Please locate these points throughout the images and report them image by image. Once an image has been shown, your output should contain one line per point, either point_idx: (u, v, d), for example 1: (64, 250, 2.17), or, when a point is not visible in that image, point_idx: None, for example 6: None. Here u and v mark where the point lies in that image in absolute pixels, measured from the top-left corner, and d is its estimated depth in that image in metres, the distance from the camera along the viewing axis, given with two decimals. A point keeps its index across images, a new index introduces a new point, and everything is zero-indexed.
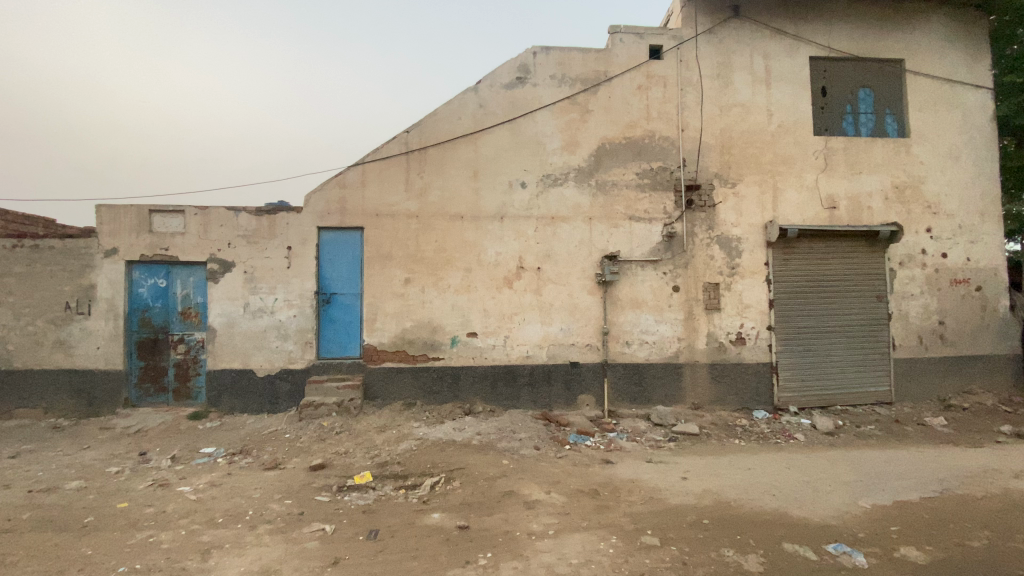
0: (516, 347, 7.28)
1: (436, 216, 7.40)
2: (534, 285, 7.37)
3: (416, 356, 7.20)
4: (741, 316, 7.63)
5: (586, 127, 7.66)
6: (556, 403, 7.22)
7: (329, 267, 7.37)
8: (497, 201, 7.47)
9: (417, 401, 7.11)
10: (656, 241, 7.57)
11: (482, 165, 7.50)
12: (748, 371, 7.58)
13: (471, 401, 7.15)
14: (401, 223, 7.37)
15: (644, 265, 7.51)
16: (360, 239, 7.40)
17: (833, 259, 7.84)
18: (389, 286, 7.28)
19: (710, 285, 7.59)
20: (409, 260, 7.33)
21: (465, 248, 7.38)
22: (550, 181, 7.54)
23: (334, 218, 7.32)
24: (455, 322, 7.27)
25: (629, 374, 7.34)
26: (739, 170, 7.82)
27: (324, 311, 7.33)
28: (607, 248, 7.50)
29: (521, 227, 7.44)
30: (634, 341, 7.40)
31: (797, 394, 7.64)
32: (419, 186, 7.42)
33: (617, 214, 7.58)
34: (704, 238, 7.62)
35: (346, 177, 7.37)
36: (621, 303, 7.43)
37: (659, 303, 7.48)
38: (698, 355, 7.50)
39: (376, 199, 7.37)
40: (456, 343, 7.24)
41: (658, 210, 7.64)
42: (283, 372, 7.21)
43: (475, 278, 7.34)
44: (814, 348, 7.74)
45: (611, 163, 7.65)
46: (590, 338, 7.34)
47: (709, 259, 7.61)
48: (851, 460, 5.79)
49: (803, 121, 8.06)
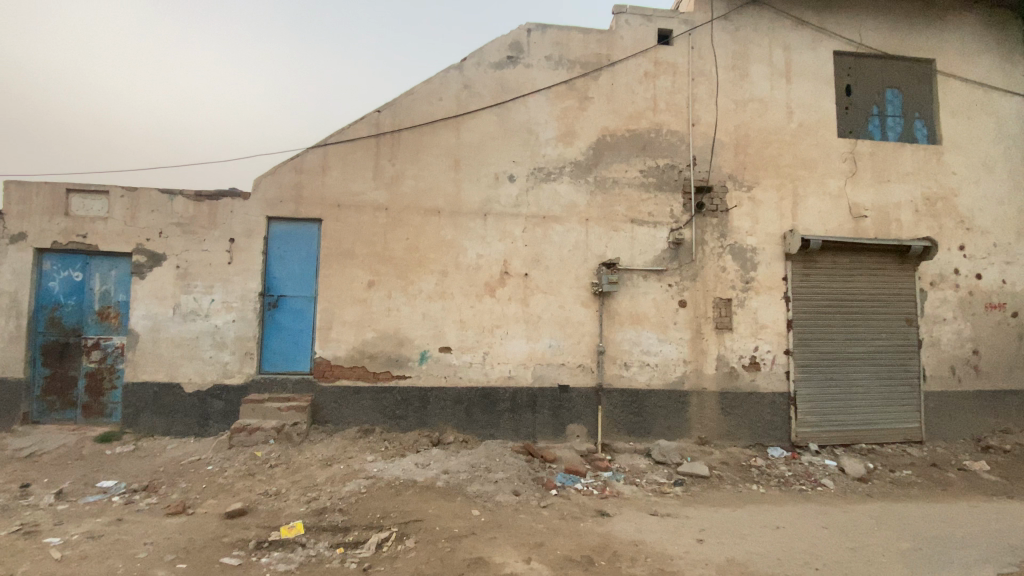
0: (496, 366, 6.18)
1: (408, 210, 6.34)
2: (521, 293, 6.32)
3: (378, 374, 6.08)
4: (756, 338, 6.63)
5: (585, 115, 6.69)
6: (541, 434, 6.11)
7: (278, 265, 6.25)
8: (480, 196, 6.44)
9: (376, 428, 5.97)
10: (662, 248, 6.55)
11: (464, 153, 6.48)
12: (763, 402, 6.57)
13: (441, 430, 6.02)
14: (366, 217, 6.29)
15: (647, 275, 6.48)
16: (316, 233, 6.31)
17: (860, 276, 6.94)
18: (349, 289, 6.17)
19: (721, 301, 6.58)
20: (374, 260, 6.24)
21: (441, 249, 6.31)
22: (543, 175, 6.54)
23: (288, 207, 6.24)
24: (425, 334, 6.17)
25: (628, 402, 6.27)
26: (756, 172, 6.90)
27: (270, 316, 6.19)
28: (605, 254, 6.47)
29: (507, 226, 6.41)
30: (634, 363, 6.34)
31: (818, 430, 6.64)
32: (390, 175, 6.37)
33: (618, 216, 6.56)
34: (715, 247, 6.64)
35: (304, 160, 6.31)
36: (620, 319, 6.38)
37: (664, 320, 6.45)
38: (708, 381, 6.47)
39: (338, 187, 6.31)
40: (426, 359, 6.13)
41: (664, 213, 6.64)
42: (216, 388, 6.03)
43: (451, 284, 6.27)
44: (838, 377, 6.78)
45: (612, 158, 6.67)
46: (583, 358, 6.28)
47: (722, 271, 6.62)
48: (898, 518, 4.75)
49: (825, 121, 7.22)
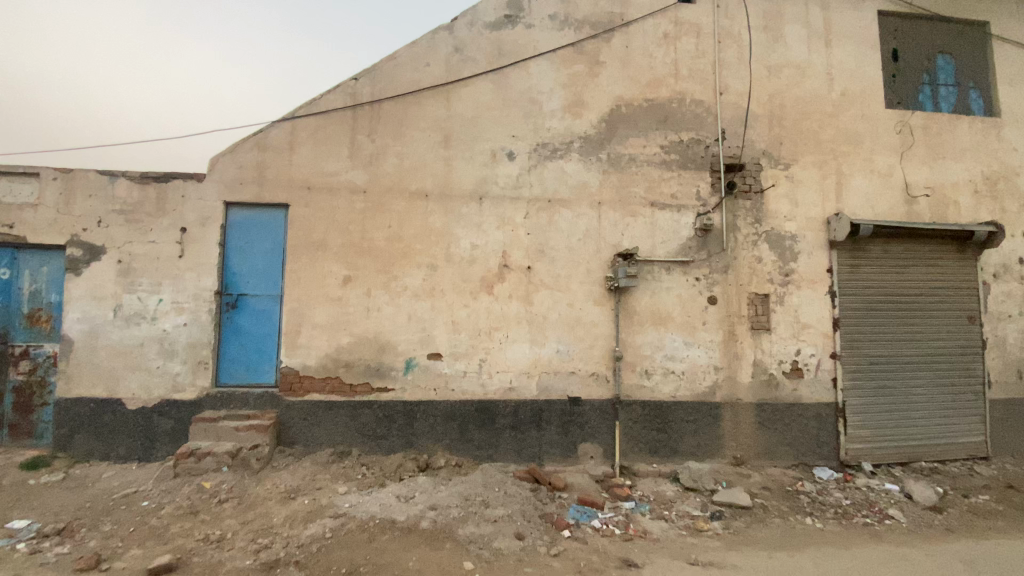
0: (495, 376, 5.23)
1: (389, 193, 5.40)
2: (522, 290, 5.37)
3: (355, 386, 5.14)
4: (798, 340, 5.69)
5: (596, 83, 5.76)
6: (549, 455, 5.16)
7: (238, 258, 5.32)
8: (475, 176, 5.49)
9: (353, 451, 5.04)
10: (688, 236, 5.60)
11: (456, 127, 5.54)
12: (807, 415, 5.63)
13: (430, 452, 5.08)
14: (341, 201, 5.36)
15: (671, 267, 5.53)
16: (283, 220, 5.37)
17: (914, 267, 6.00)
18: (320, 286, 5.23)
19: (757, 296, 5.65)
20: (349, 252, 5.29)
21: (429, 238, 5.37)
22: (547, 152, 5.59)
23: (249, 191, 5.33)
24: (411, 339, 5.23)
25: (650, 417, 5.33)
26: (793, 147, 5.98)
27: (227, 319, 5.25)
28: (621, 244, 5.52)
29: (506, 211, 5.47)
30: (657, 371, 5.39)
31: (870, 446, 5.72)
32: (369, 152, 5.44)
33: (636, 198, 5.61)
34: (749, 234, 5.70)
35: (268, 136, 5.40)
36: (640, 319, 5.43)
37: (691, 320, 5.50)
38: (743, 391, 5.53)
39: (308, 166, 5.39)
40: (412, 369, 5.19)
41: (690, 194, 5.69)
42: (164, 404, 5.10)
43: (441, 279, 5.33)
44: (892, 385, 5.84)
45: (628, 131, 5.72)
46: (598, 365, 5.33)
47: (757, 262, 5.68)
48: (998, 565, 3.79)
49: (870, 91, 6.30)
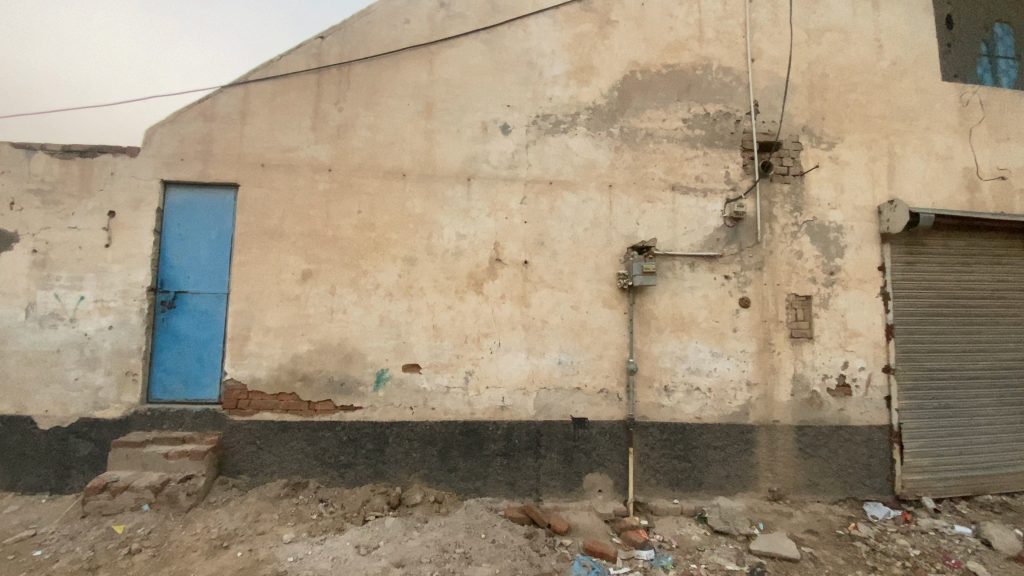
0: (484, 392, 4.32)
1: (359, 172, 4.50)
2: (518, 289, 4.46)
3: (313, 405, 4.24)
4: (845, 351, 4.79)
5: (606, 46, 4.87)
6: (548, 489, 4.26)
7: (177, 249, 4.44)
8: (462, 152, 4.59)
9: (311, 482, 4.16)
10: (716, 226, 4.71)
11: (439, 95, 4.65)
12: (855, 440, 4.75)
13: (404, 484, 4.19)
14: (301, 181, 4.47)
15: (697, 263, 4.63)
16: (231, 203, 4.48)
17: (979, 266, 5.10)
18: (275, 283, 4.35)
19: (796, 299, 4.75)
20: (309, 241, 4.40)
21: (406, 226, 4.46)
22: (549, 125, 4.68)
23: (192, 169, 4.46)
24: (382, 347, 4.32)
25: (671, 444, 4.43)
26: (836, 125, 5.10)
27: (163, 321, 4.36)
28: (636, 234, 4.61)
29: (499, 194, 4.56)
30: (678, 388, 4.49)
31: (930, 477, 4.82)
32: (336, 124, 4.56)
33: (654, 180, 4.70)
34: (787, 225, 4.81)
35: (215, 103, 4.54)
36: (659, 324, 4.53)
37: (719, 326, 4.60)
38: (781, 412, 4.63)
39: (263, 140, 4.51)
40: (383, 383, 4.28)
41: (718, 177, 4.78)
42: (83, 424, 4.22)
43: (419, 274, 4.42)
44: (956, 404, 4.92)
45: (645, 101, 4.82)
46: (608, 380, 4.43)
47: (797, 258, 4.79)
48: None
49: (924, 61, 5.40)
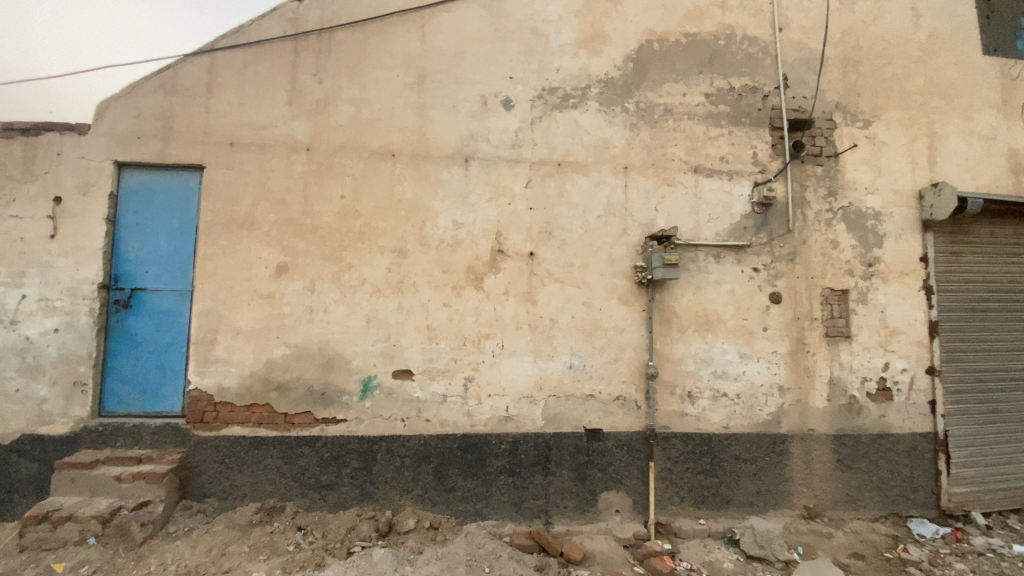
0: (486, 402, 3.81)
1: (341, 152, 3.96)
2: (523, 284, 3.95)
3: (290, 418, 3.72)
4: (886, 351, 4.32)
5: (620, 11, 4.34)
6: (559, 511, 3.76)
7: (133, 240, 3.88)
8: (459, 130, 4.06)
9: (288, 506, 3.63)
10: (743, 213, 4.21)
11: (432, 65, 4.12)
12: (897, 450, 4.28)
13: (395, 508, 3.67)
14: (276, 162, 3.93)
15: (723, 254, 4.13)
16: (196, 188, 3.93)
17: None
18: (246, 278, 3.81)
19: (832, 293, 4.27)
20: (285, 231, 3.86)
21: (396, 214, 3.93)
22: (556, 100, 4.15)
23: (151, 149, 3.91)
24: (369, 351, 3.79)
25: (696, 457, 3.94)
26: (872, 101, 4.62)
27: (117, 323, 3.82)
28: (655, 222, 4.10)
29: (502, 177, 4.03)
30: (704, 394, 4.00)
31: (978, 489, 4.36)
32: (315, 99, 4.02)
33: (675, 162, 4.19)
34: (821, 212, 4.33)
35: (177, 75, 3.98)
36: (682, 323, 4.03)
37: (748, 324, 4.10)
38: (816, 419, 4.15)
39: (231, 116, 3.96)
40: (370, 392, 3.76)
41: (745, 158, 4.29)
42: (24, 442, 3.66)
43: (411, 268, 3.90)
44: (1003, 408, 4.47)
45: (664, 73, 4.30)
46: (625, 387, 3.92)
47: (832, 248, 4.31)
48: None
49: (964, 32, 4.92)
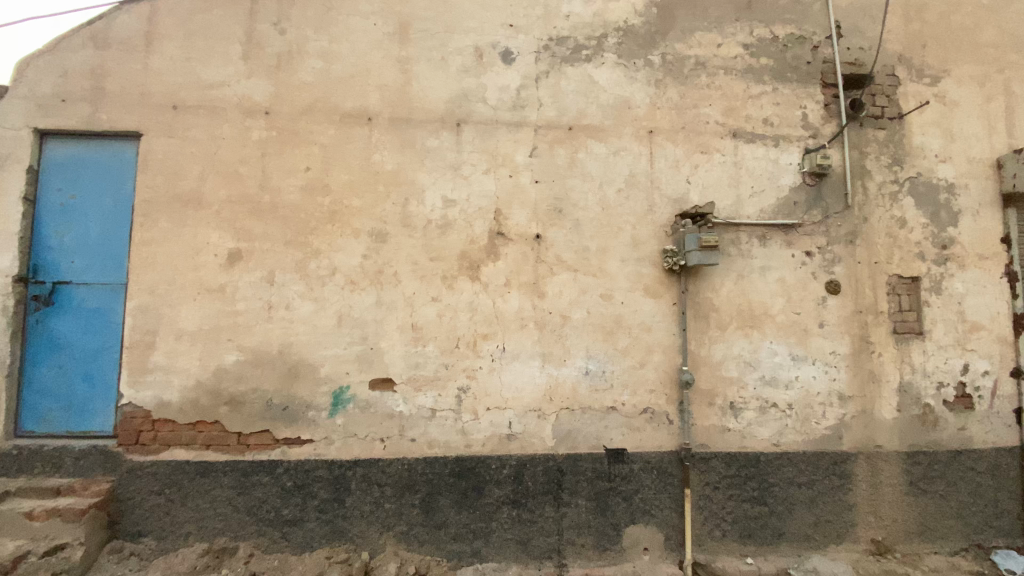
0: (484, 417, 3.12)
1: (307, 116, 3.28)
2: (528, 272, 3.25)
3: (246, 438, 3.04)
4: (965, 350, 3.58)
5: None
6: (576, 550, 3.07)
7: (56, 223, 3.20)
8: (449, 88, 3.36)
9: (242, 548, 2.96)
10: (792, 186, 3.50)
11: (416, 11, 3.41)
12: (981, 469, 3.54)
13: (374, 549, 2.99)
14: (227, 128, 3.24)
15: (770, 235, 3.42)
16: (132, 161, 3.25)
17: None
18: (191, 269, 3.13)
19: (900, 282, 3.55)
20: (238, 211, 3.18)
21: (373, 189, 3.24)
22: (566, 51, 3.44)
23: (79, 114, 3.24)
24: (341, 356, 3.11)
25: (741, 482, 3.23)
26: (941, 53, 3.86)
27: (37, 324, 3.15)
28: (688, 197, 3.40)
29: (501, 144, 3.34)
30: (749, 405, 3.29)
31: None
32: (275, 53, 3.33)
33: (710, 125, 3.48)
34: (884, 184, 3.61)
35: (111, 26, 3.31)
36: (722, 318, 3.33)
37: (801, 320, 3.39)
38: (884, 434, 3.44)
39: (175, 74, 3.28)
40: (343, 406, 3.07)
41: (793, 121, 3.57)
42: None
43: (393, 254, 3.21)
44: None
45: (696, 20, 3.58)
46: (653, 396, 3.22)
47: (899, 228, 3.59)
48: None
49: None
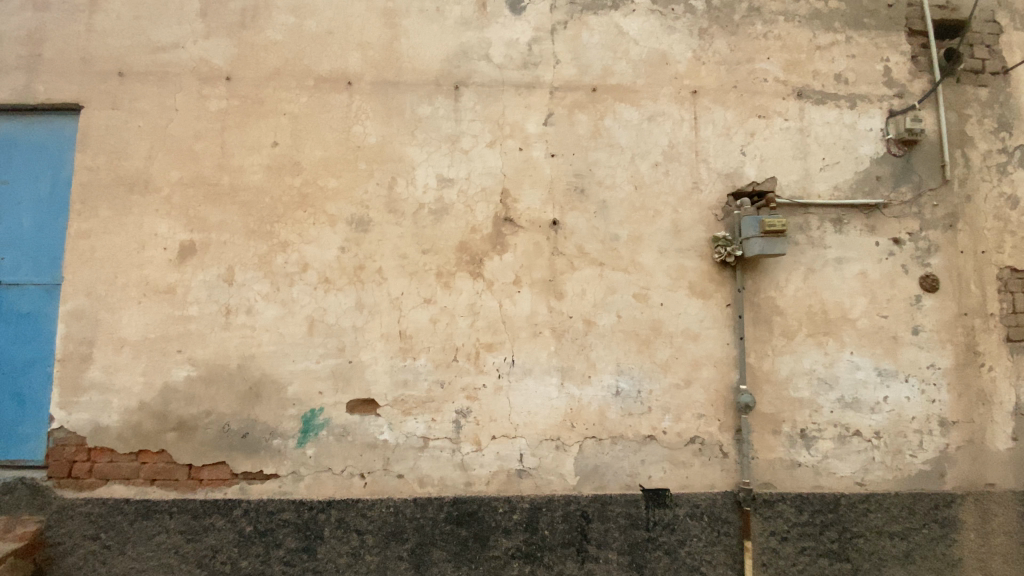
0: (488, 448, 2.50)
1: (275, 82, 2.72)
2: (543, 268, 2.63)
3: (199, 471, 2.49)
4: None
5: None
6: None
7: None
8: (446, 45, 2.76)
9: None
10: (874, 156, 2.80)
11: None
12: None
13: None
14: (182, 98, 2.71)
15: (846, 218, 2.73)
16: (72, 138, 2.73)
17: None
18: (136, 266, 2.60)
19: (1014, 276, 2.79)
20: (193, 196, 2.64)
21: (354, 167, 2.67)
22: None
23: (12, 86, 2.72)
24: (312, 372, 2.53)
25: (816, 533, 2.54)
26: None
27: None
28: (741, 173, 2.73)
29: (509, 109, 2.72)
30: (824, 433, 2.60)
31: None
32: (239, 8, 2.78)
33: (769, 83, 2.80)
34: (989, 154, 2.87)
35: None
36: (787, 323, 2.65)
37: (888, 325, 2.68)
38: (998, 471, 2.68)
39: (123, 36, 2.76)
40: (315, 433, 2.50)
41: (872, 77, 2.87)
42: None
43: (377, 246, 2.62)
44: None
45: None
46: (701, 423, 2.56)
47: (1010, 208, 2.84)
48: None
49: None
